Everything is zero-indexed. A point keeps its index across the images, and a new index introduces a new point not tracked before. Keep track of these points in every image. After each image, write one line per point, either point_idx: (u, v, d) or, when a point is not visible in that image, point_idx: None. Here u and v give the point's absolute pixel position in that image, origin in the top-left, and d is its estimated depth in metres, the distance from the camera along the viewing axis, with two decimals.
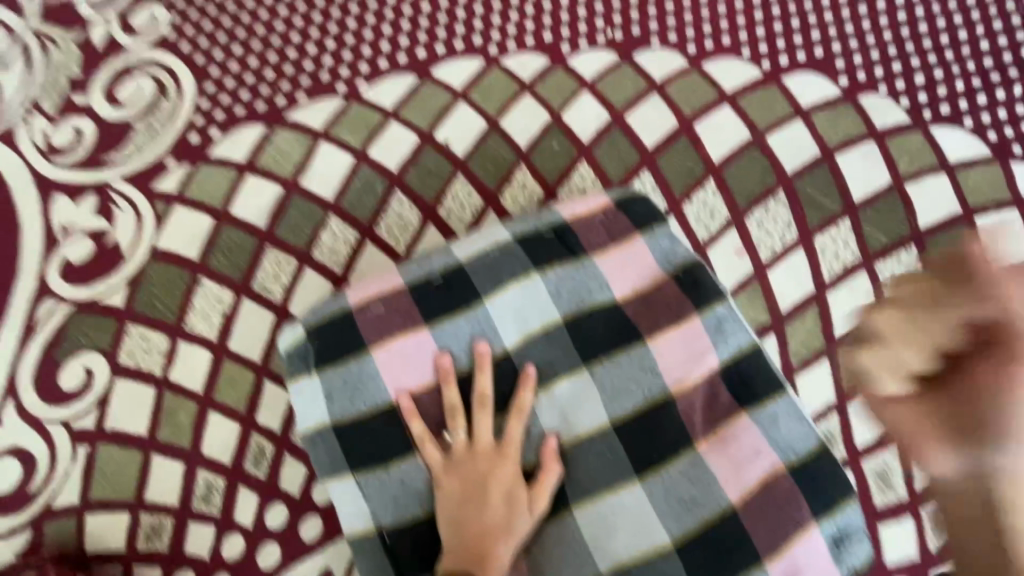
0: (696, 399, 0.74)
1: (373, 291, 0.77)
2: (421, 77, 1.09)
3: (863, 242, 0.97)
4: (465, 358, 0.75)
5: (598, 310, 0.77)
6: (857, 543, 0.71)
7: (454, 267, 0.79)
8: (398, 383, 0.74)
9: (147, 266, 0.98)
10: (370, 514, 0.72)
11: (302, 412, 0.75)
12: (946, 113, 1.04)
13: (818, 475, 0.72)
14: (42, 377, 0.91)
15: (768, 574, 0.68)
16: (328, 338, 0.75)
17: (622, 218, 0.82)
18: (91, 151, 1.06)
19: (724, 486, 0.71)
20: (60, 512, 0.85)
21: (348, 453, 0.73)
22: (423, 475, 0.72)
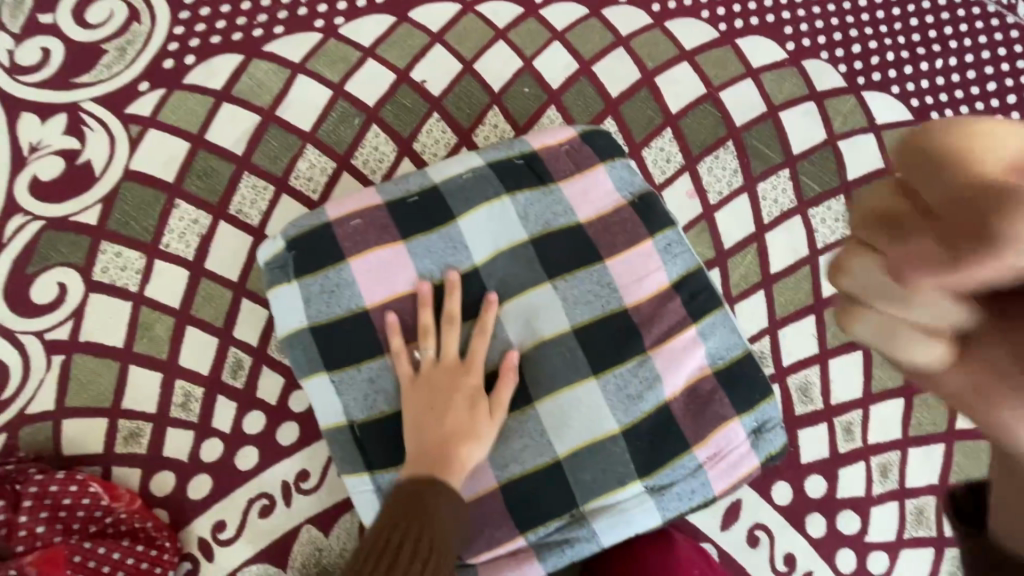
0: (649, 311, 0.81)
1: (352, 206, 0.82)
2: (398, 18, 1.11)
3: (800, 190, 1.07)
4: (436, 271, 0.81)
5: (563, 228, 0.83)
6: (773, 432, 0.81)
7: (429, 187, 0.84)
8: (372, 291, 0.79)
9: (120, 186, 0.98)
10: (341, 409, 0.77)
11: (279, 316, 0.80)
12: (878, 79, 1.15)
13: (743, 378, 0.81)
14: (13, 291, 0.92)
15: (696, 458, 0.77)
16: (307, 249, 0.80)
17: (586, 148, 0.88)
18: (59, 72, 1.04)
19: (665, 385, 0.79)
20: (34, 417, 0.87)
21: (323, 354, 0.78)
22: (392, 375, 0.78)
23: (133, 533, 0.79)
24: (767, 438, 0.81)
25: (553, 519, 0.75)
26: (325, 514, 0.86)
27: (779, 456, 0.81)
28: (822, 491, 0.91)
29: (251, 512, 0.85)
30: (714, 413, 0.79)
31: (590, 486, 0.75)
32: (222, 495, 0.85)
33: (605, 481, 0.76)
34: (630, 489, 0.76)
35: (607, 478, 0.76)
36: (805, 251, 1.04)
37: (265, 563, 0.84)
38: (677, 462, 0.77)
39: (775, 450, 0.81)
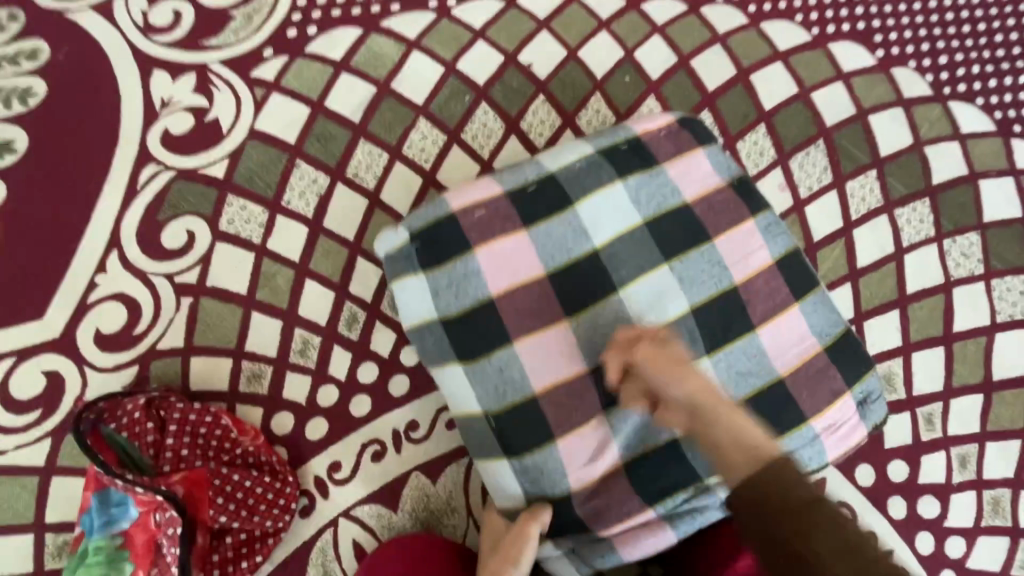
0: (757, 292, 0.85)
1: (472, 198, 0.85)
2: (506, 3, 1.15)
3: (887, 191, 1.11)
4: (559, 257, 0.84)
5: (675, 210, 0.87)
6: (875, 404, 0.86)
7: (546, 175, 0.87)
8: (496, 279, 0.82)
9: (246, 144, 1.04)
10: (476, 398, 0.80)
11: (408, 307, 0.84)
12: (963, 90, 1.19)
13: (846, 353, 0.85)
14: (146, 235, 0.97)
15: (813, 429, 0.82)
16: (434, 240, 0.83)
17: (686, 133, 0.92)
18: (189, 34, 1.09)
19: (774, 363, 0.83)
20: (166, 352, 0.92)
21: (456, 345, 0.81)
22: (522, 363, 0.80)
23: (259, 465, 0.84)
24: (872, 408, 0.86)
25: (679, 492, 0.80)
26: (431, 463, 0.90)
27: (882, 426, 0.87)
28: (904, 475, 0.96)
29: (364, 455, 0.90)
30: (825, 390, 0.83)
31: (709, 463, 0.81)
32: (338, 437, 0.90)
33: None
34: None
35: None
36: (892, 249, 1.08)
37: (376, 504, 0.89)
38: (795, 433, 0.82)
39: (878, 420, 0.86)
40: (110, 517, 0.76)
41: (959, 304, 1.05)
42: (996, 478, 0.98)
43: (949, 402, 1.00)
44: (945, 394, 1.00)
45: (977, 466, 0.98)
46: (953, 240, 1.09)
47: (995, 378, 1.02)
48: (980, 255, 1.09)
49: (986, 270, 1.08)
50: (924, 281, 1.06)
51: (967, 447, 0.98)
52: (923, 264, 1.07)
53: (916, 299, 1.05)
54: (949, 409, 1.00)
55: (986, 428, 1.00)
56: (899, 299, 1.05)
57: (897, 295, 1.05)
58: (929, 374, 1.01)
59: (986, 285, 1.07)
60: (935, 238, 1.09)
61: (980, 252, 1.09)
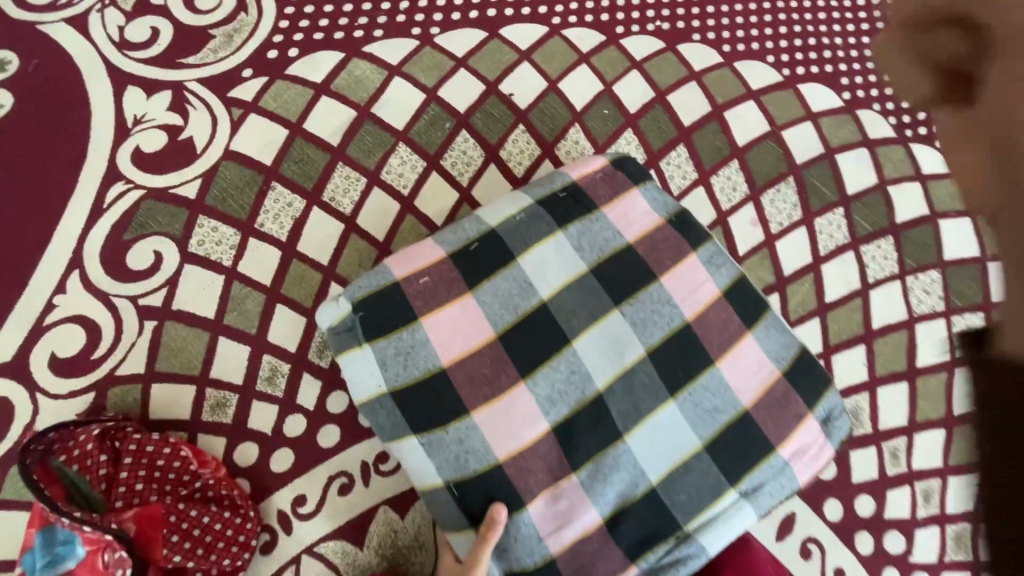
0: (712, 327, 0.82)
1: (417, 264, 0.80)
2: (489, 33, 1.17)
3: (853, 228, 1.15)
4: (508, 315, 0.79)
5: (619, 253, 0.83)
6: (840, 420, 0.83)
7: (487, 233, 0.83)
8: (446, 346, 0.77)
9: (220, 165, 1.02)
10: (434, 469, 0.74)
11: (355, 382, 0.77)
12: (924, 133, 1.25)
13: (803, 374, 0.83)
14: (110, 255, 0.94)
15: (781, 457, 0.79)
16: (376, 312, 0.77)
17: (619, 174, 0.89)
18: (166, 51, 1.07)
19: (738, 395, 0.80)
20: (125, 379, 0.89)
21: (409, 417, 0.75)
22: (480, 431, 0.74)
23: (219, 500, 0.80)
24: (835, 425, 0.83)
25: (661, 543, 0.75)
26: (400, 497, 0.88)
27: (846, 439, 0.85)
28: (871, 510, 0.98)
29: (331, 488, 0.87)
30: (789, 413, 0.81)
31: (688, 506, 0.76)
32: (304, 470, 0.87)
33: (701, 495, 0.76)
34: (726, 498, 0.77)
35: (704, 487, 0.77)
36: (857, 284, 1.11)
37: (341, 540, 0.86)
38: (764, 464, 0.79)
39: (843, 436, 0.84)
40: (55, 556, 0.72)
41: (922, 339, 1.09)
42: (958, 512, 1.00)
43: (912, 436, 1.03)
44: (909, 429, 1.03)
45: (940, 500, 1.00)
46: (915, 277, 1.13)
47: (956, 413, 1.05)
48: (940, 293, 1.13)
49: (947, 307, 1.12)
50: (889, 316, 1.09)
51: (930, 481, 1.01)
52: (888, 300, 1.11)
53: (881, 334, 1.08)
54: (913, 443, 1.02)
55: (948, 463, 1.02)
56: (864, 334, 1.08)
57: (863, 330, 1.08)
58: (894, 409, 1.04)
59: (946, 322, 1.11)
60: (898, 275, 1.13)
61: (940, 290, 1.13)
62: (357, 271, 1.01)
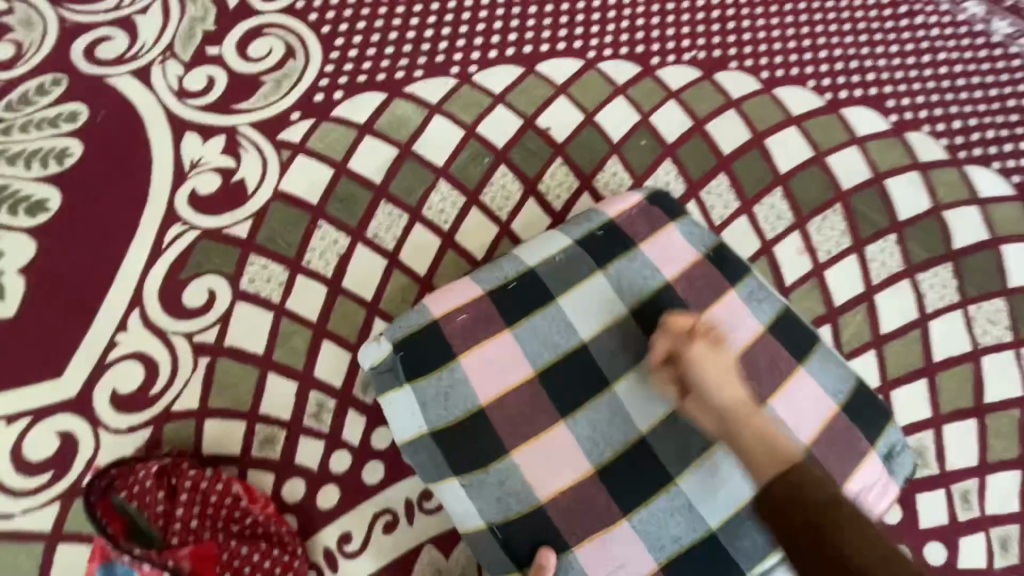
0: (760, 364, 0.78)
1: (455, 301, 0.79)
2: (525, 69, 1.19)
3: (907, 255, 1.10)
4: (546, 355, 0.78)
5: (661, 285, 0.82)
6: (902, 456, 0.80)
7: (526, 272, 0.82)
8: (484, 389, 0.76)
9: (270, 205, 1.06)
10: (478, 511, 0.73)
11: (398, 423, 0.77)
12: (979, 154, 1.20)
13: (864, 408, 0.79)
14: (168, 294, 0.98)
15: (846, 496, 0.75)
16: (417, 352, 0.77)
17: (655, 209, 0.87)
18: (221, 98, 1.14)
19: (798, 434, 0.76)
20: (181, 414, 0.92)
21: (450, 458, 0.74)
22: (523, 473, 0.73)
23: (267, 536, 0.81)
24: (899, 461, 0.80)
25: None
26: (445, 536, 0.87)
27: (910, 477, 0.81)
28: (943, 557, 0.92)
29: (376, 527, 0.87)
30: (851, 450, 0.76)
31: (752, 552, 0.72)
32: (349, 508, 0.88)
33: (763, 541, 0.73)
34: None
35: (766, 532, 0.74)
36: (915, 314, 1.06)
37: None
38: None
39: (907, 471, 0.80)
40: None
41: (989, 373, 1.03)
42: None
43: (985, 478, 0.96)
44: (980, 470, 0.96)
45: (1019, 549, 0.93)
46: (978, 306, 1.07)
47: None
48: (1006, 322, 1.07)
49: (1014, 338, 1.06)
50: (952, 348, 1.04)
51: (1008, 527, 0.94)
52: (950, 331, 1.05)
53: (944, 367, 1.03)
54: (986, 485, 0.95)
55: None
56: (925, 367, 1.02)
57: (924, 362, 1.03)
58: (962, 448, 0.97)
59: (1015, 353, 1.05)
60: (959, 303, 1.07)
61: (1006, 319, 1.07)
62: (400, 306, 1.03)
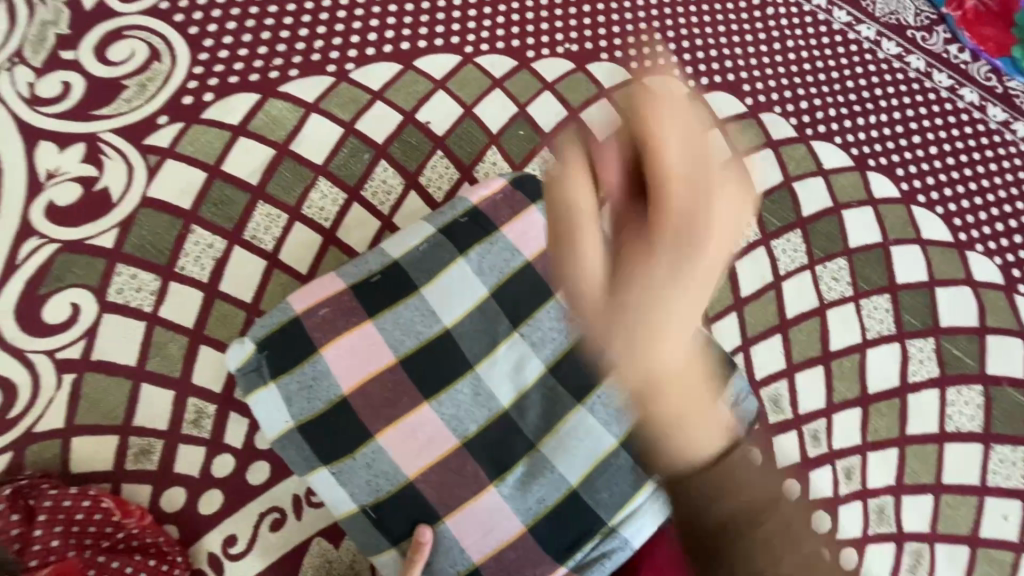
0: None
1: (317, 296, 0.82)
2: (404, 66, 1.21)
3: (763, 224, 1.21)
4: (409, 342, 0.82)
5: (519, 265, 0.87)
6: (746, 401, 0.90)
7: (391, 263, 0.85)
8: (349, 378, 0.79)
9: (137, 212, 1.02)
10: (349, 496, 0.76)
11: (264, 420, 0.78)
12: (823, 130, 1.33)
13: None
14: (24, 311, 0.94)
15: None
16: (280, 349, 0.79)
17: (519, 193, 0.92)
18: (78, 104, 1.08)
19: None
20: (44, 435, 0.88)
21: (318, 448, 0.77)
22: (391, 455, 0.78)
23: (144, 548, 0.80)
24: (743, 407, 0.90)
25: (587, 541, 0.78)
26: (333, 527, 0.88)
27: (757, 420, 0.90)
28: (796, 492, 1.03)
29: (262, 525, 0.87)
30: None
31: (610, 503, 0.79)
32: (233, 510, 0.87)
33: (620, 491, 0.80)
34: (647, 489, 0.81)
35: (623, 483, 0.81)
36: (770, 277, 1.17)
37: None
38: None
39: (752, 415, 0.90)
40: None
41: (833, 325, 1.16)
42: (876, 484, 1.08)
43: (832, 418, 1.10)
44: (828, 411, 1.10)
45: (859, 475, 1.08)
46: (824, 265, 1.20)
47: (871, 392, 1.13)
48: (848, 279, 1.20)
49: (855, 291, 1.19)
50: (801, 305, 1.16)
51: (849, 459, 1.08)
52: (800, 290, 1.17)
53: (795, 322, 1.15)
54: (832, 424, 1.09)
55: (866, 439, 1.10)
56: (779, 324, 1.14)
57: (778, 320, 1.14)
58: (812, 393, 1.10)
59: (856, 305, 1.18)
60: (808, 265, 1.19)
61: (848, 276, 1.20)
62: None
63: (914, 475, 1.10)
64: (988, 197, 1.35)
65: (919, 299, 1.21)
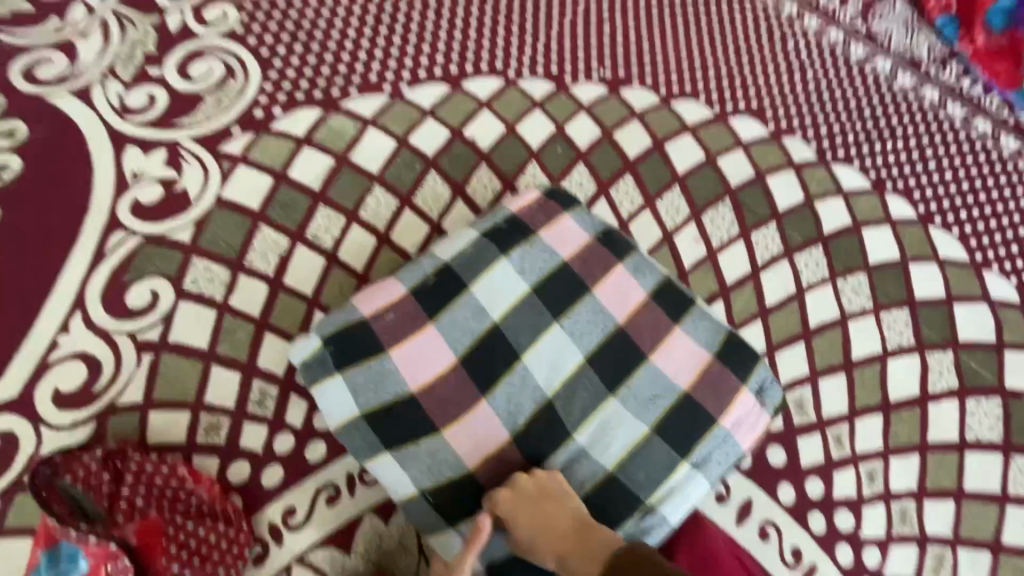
0: (643, 326, 0.92)
1: (382, 301, 0.89)
2: (452, 87, 1.33)
3: (786, 239, 1.29)
4: (465, 339, 0.88)
5: (557, 266, 0.93)
6: (771, 390, 0.93)
7: (442, 267, 0.92)
8: (412, 373, 0.85)
9: (212, 211, 1.13)
10: (410, 479, 0.82)
11: (331, 410, 0.85)
12: (842, 154, 1.41)
13: (736, 353, 0.92)
14: (109, 296, 1.03)
15: (723, 428, 0.89)
16: (346, 345, 0.86)
17: (552, 204, 0.99)
18: (162, 114, 1.20)
19: (676, 381, 0.89)
20: (124, 408, 0.96)
21: (382, 434, 0.83)
22: (450, 444, 0.83)
23: (214, 514, 0.86)
24: (768, 395, 0.94)
25: (625, 521, 0.84)
26: (385, 504, 0.95)
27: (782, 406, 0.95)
28: (821, 492, 1.09)
29: (319, 500, 0.94)
30: (725, 389, 0.90)
31: (646, 484, 0.85)
32: (293, 483, 0.94)
33: (655, 475, 0.85)
34: (680, 472, 0.86)
35: (658, 469, 0.86)
36: (793, 288, 1.24)
37: (329, 548, 0.92)
38: (709, 437, 0.88)
39: (777, 403, 0.94)
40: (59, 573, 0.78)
41: (855, 335, 1.21)
42: (900, 489, 1.12)
43: (855, 423, 1.14)
44: (851, 416, 1.15)
45: (884, 480, 1.12)
46: (845, 279, 1.26)
47: (893, 400, 1.17)
48: (868, 292, 1.26)
49: (875, 305, 1.25)
50: (824, 316, 1.22)
51: (873, 463, 1.12)
52: (822, 301, 1.23)
53: (818, 331, 1.20)
54: (856, 429, 1.14)
55: (888, 445, 1.14)
56: (803, 332, 1.20)
57: (802, 329, 1.20)
58: (836, 400, 1.16)
59: (876, 317, 1.24)
60: (829, 278, 1.26)
61: (868, 289, 1.26)
62: (339, 300, 1.11)
63: (936, 481, 1.14)
64: (1001, 220, 1.41)
65: (938, 314, 1.26)
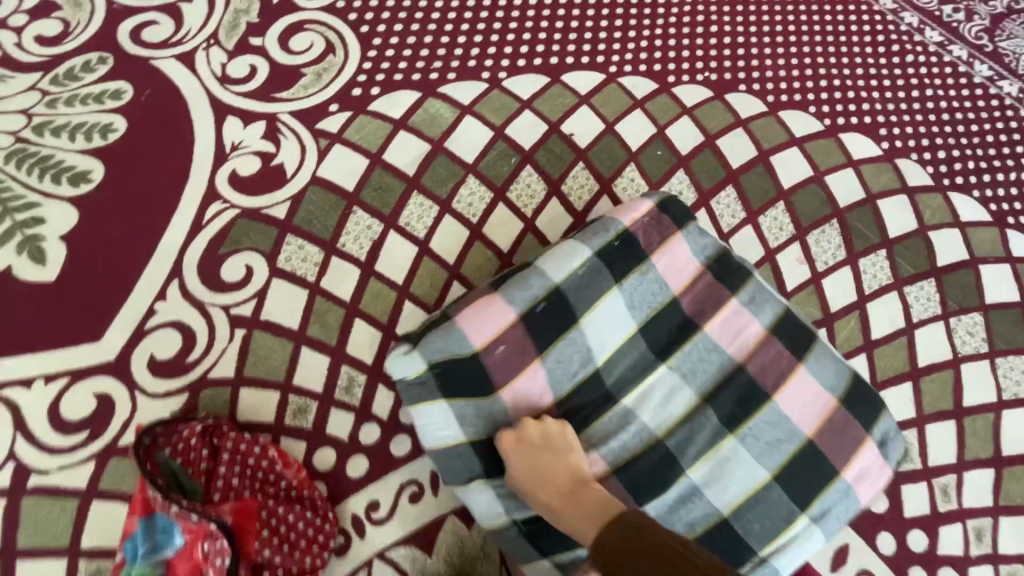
0: (762, 366, 0.89)
1: (490, 330, 0.85)
2: (551, 79, 1.27)
3: (896, 269, 1.20)
4: (568, 377, 0.86)
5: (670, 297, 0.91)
6: (893, 442, 0.90)
7: (553, 290, 0.87)
8: (513, 406, 0.85)
9: (308, 188, 1.11)
10: (503, 510, 0.83)
11: (429, 431, 0.83)
12: (961, 182, 1.31)
13: (859, 400, 0.90)
14: (205, 268, 1.02)
15: (845, 481, 0.86)
16: (452, 370, 0.83)
17: (664, 218, 0.94)
18: (262, 86, 1.19)
19: (800, 427, 0.87)
20: (216, 381, 0.96)
21: (482, 463, 0.84)
22: None
23: (301, 501, 0.85)
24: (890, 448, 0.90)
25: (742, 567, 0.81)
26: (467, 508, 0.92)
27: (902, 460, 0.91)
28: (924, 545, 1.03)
29: (402, 496, 0.92)
30: (849, 440, 0.88)
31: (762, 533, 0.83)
32: (378, 476, 0.92)
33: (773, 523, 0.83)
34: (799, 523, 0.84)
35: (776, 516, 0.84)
36: (902, 323, 1.16)
37: (411, 547, 0.90)
38: (829, 488, 0.86)
39: (899, 455, 0.90)
40: (155, 544, 0.77)
41: (967, 380, 1.14)
42: (1010, 551, 1.04)
43: (962, 475, 1.08)
44: (958, 467, 1.08)
45: (992, 538, 1.05)
46: (959, 318, 1.17)
47: (1005, 454, 1.10)
48: (983, 334, 1.17)
49: (990, 349, 1.16)
50: (933, 356, 1.14)
51: (980, 520, 1.05)
52: (932, 339, 1.15)
53: (927, 371, 1.13)
54: (963, 481, 1.07)
55: (998, 502, 1.07)
56: (911, 370, 1.13)
57: (909, 367, 1.14)
58: (942, 448, 1.09)
59: (990, 362, 1.15)
60: (941, 315, 1.17)
61: (983, 331, 1.17)
62: (429, 291, 1.08)
63: None
64: None
65: None
